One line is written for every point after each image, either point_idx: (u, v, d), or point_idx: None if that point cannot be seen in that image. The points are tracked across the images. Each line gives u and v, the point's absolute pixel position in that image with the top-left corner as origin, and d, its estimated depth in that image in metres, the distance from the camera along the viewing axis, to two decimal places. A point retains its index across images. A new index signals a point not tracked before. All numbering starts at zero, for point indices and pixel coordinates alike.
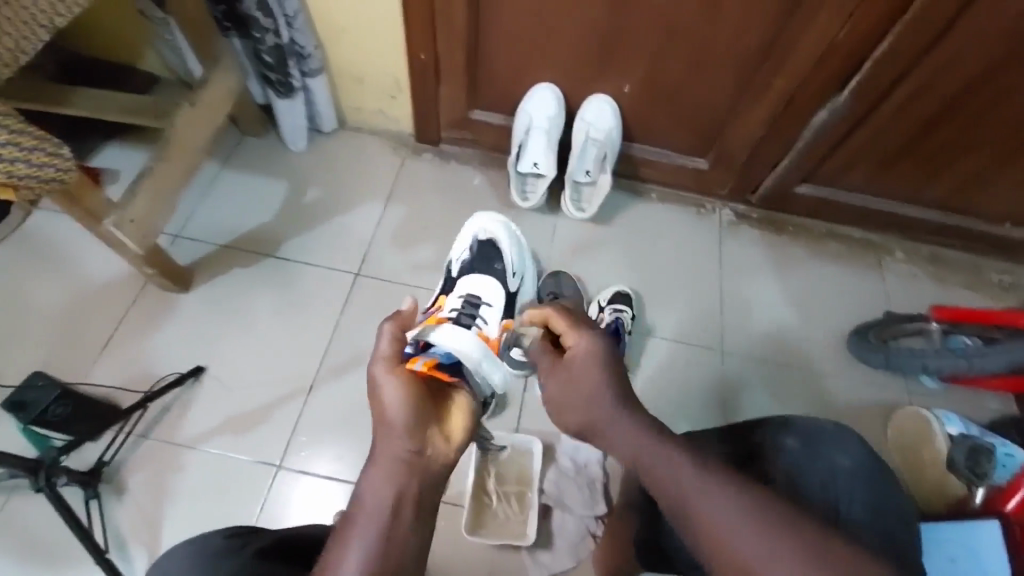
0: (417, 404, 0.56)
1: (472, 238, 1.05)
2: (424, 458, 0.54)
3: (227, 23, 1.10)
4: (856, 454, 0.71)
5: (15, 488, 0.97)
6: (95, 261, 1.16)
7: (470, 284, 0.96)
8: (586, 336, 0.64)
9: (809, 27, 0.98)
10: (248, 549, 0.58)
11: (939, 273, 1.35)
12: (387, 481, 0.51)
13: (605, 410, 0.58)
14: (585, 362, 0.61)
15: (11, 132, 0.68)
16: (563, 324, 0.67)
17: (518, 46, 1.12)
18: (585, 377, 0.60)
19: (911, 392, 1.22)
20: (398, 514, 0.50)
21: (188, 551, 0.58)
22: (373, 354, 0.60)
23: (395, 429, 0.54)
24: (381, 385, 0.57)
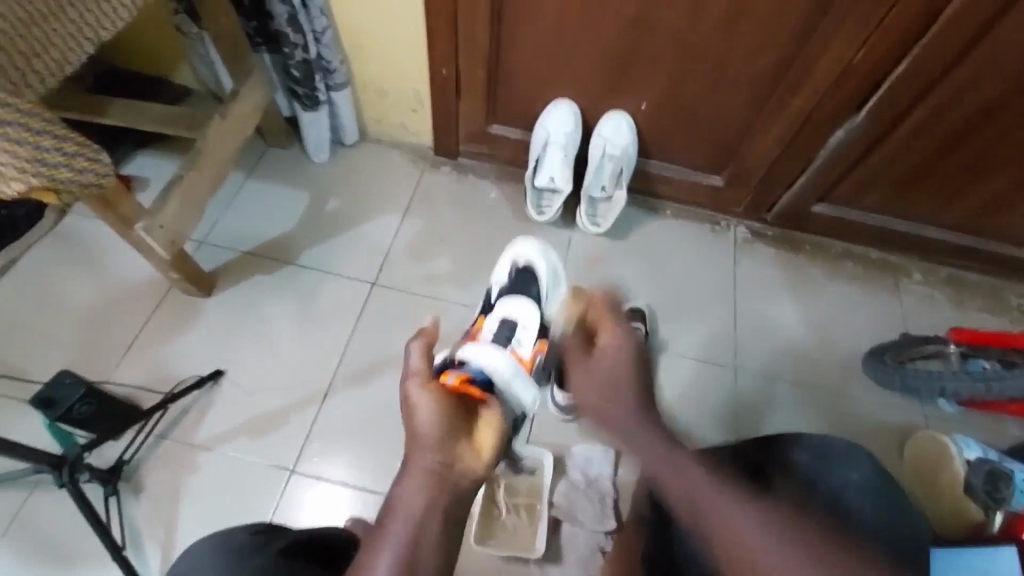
0: (446, 418, 0.56)
1: (510, 263, 1.05)
2: (453, 472, 0.53)
3: (259, 39, 1.15)
4: (871, 474, 0.70)
5: (38, 483, 1.00)
6: (123, 264, 1.20)
7: (506, 306, 0.93)
8: (622, 332, 0.63)
9: (826, 49, 1.00)
10: (272, 546, 0.60)
11: (958, 295, 1.34)
12: (415, 493, 0.51)
13: (624, 410, 0.59)
14: (615, 359, 0.61)
15: (56, 138, 0.71)
16: (598, 315, 0.66)
17: (537, 63, 1.15)
18: (610, 371, 0.60)
19: (927, 416, 1.20)
20: (427, 527, 0.50)
21: (216, 544, 0.59)
22: (404, 370, 0.62)
23: (423, 442, 0.54)
24: (411, 398, 0.58)
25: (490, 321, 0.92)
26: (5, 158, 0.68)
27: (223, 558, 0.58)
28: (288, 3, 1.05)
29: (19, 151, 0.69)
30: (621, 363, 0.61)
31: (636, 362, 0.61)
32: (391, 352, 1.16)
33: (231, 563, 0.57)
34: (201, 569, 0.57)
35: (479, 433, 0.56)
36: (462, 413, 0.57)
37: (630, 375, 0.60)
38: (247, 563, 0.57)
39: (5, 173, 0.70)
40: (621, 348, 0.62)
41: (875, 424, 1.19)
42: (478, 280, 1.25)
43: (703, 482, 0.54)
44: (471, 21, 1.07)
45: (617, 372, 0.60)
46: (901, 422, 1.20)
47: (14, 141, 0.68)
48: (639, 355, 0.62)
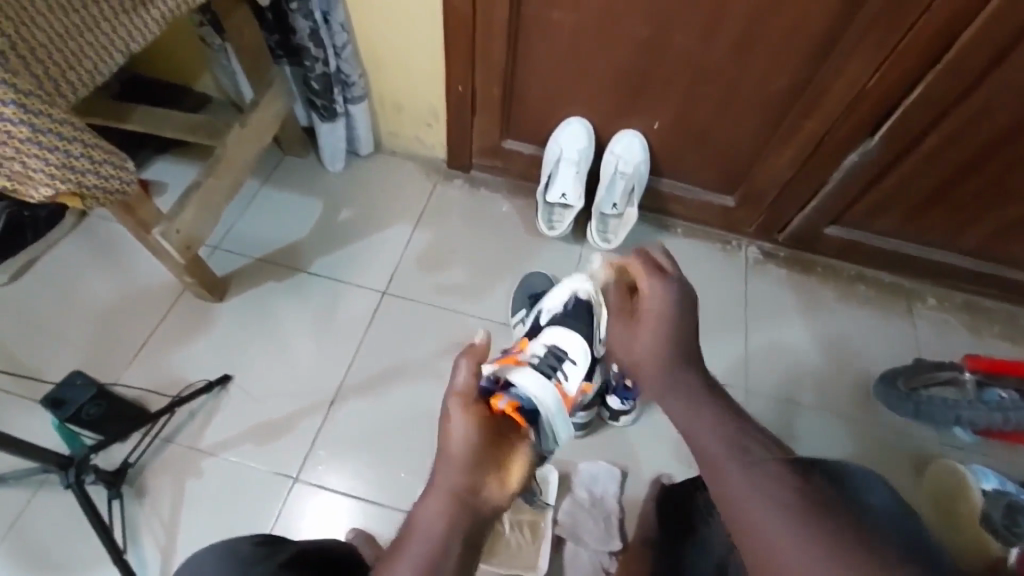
0: (479, 441, 0.56)
1: (569, 295, 1.00)
2: (477, 498, 0.52)
3: (280, 51, 1.18)
4: None
5: (43, 483, 1.00)
6: (138, 268, 1.21)
7: (554, 335, 0.92)
8: (656, 283, 0.68)
9: (840, 74, 1.00)
10: (275, 558, 0.59)
11: (974, 322, 1.32)
12: (437, 512, 0.51)
13: (658, 367, 0.61)
14: (653, 309, 0.66)
15: (86, 146, 0.73)
16: (637, 269, 0.70)
17: (552, 81, 1.16)
18: (643, 321, 0.66)
19: (943, 444, 1.18)
20: (441, 550, 0.49)
21: (217, 556, 0.58)
22: (448, 386, 0.62)
23: (454, 459, 0.54)
24: (450, 417, 0.58)
25: (535, 346, 0.89)
26: (36, 164, 0.70)
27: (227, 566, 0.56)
28: (310, 18, 1.08)
29: (50, 157, 0.70)
30: (658, 313, 0.65)
31: (672, 312, 0.65)
32: (398, 362, 1.17)
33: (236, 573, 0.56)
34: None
35: (508, 463, 0.56)
36: (496, 441, 0.57)
37: (666, 322, 0.64)
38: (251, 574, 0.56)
39: (34, 177, 0.71)
40: (657, 299, 0.66)
41: (887, 451, 1.17)
42: (488, 294, 1.26)
43: (733, 459, 0.51)
44: (488, 39, 1.09)
45: (655, 318, 0.65)
46: (914, 449, 1.17)
47: (46, 147, 0.69)
48: (676, 305, 0.66)
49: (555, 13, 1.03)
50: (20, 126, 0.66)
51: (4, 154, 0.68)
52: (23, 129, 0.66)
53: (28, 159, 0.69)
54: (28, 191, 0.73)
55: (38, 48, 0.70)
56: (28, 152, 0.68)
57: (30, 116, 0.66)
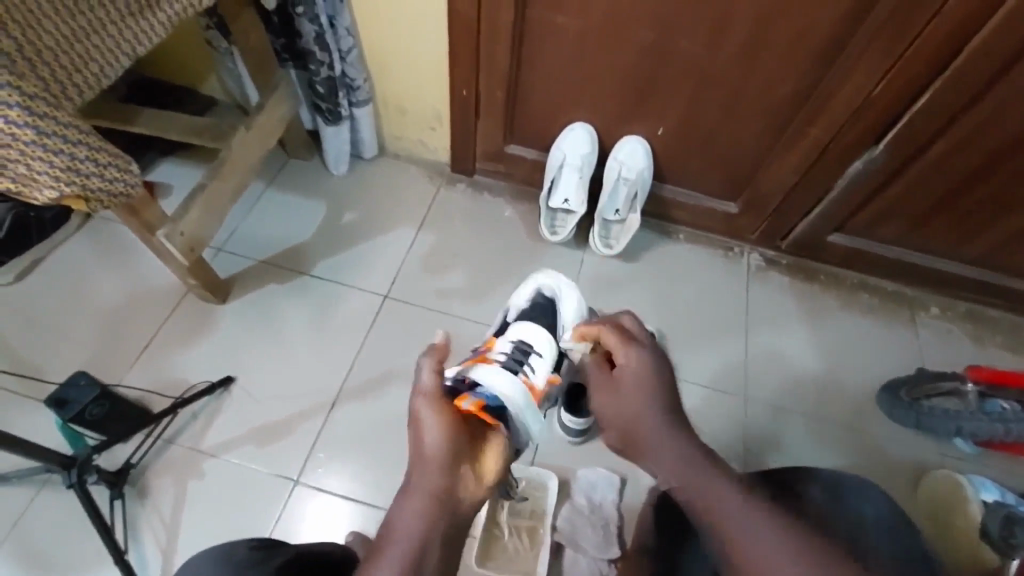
0: (452, 440, 0.56)
1: (534, 290, 1.03)
2: (453, 496, 0.53)
3: (286, 55, 1.19)
4: (881, 509, 0.69)
5: (46, 482, 1.01)
6: (142, 269, 1.22)
7: (520, 330, 0.87)
8: (633, 351, 0.67)
9: (847, 81, 1.00)
10: (270, 562, 0.59)
11: (977, 331, 1.32)
12: (415, 513, 0.51)
13: (650, 424, 0.61)
14: (636, 378, 0.65)
15: (90, 149, 0.74)
16: (614, 340, 0.70)
17: (556, 87, 1.17)
18: (632, 395, 0.64)
19: (944, 455, 1.18)
20: (423, 549, 0.50)
21: (214, 558, 0.58)
22: (414, 387, 0.61)
23: (427, 460, 0.54)
24: (419, 417, 0.58)
25: (503, 343, 0.85)
26: (40, 167, 0.71)
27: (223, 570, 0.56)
28: (316, 22, 1.08)
29: (55, 160, 0.71)
30: (639, 382, 0.64)
31: (654, 379, 0.64)
32: (399, 365, 1.17)
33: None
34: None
35: (481, 458, 0.57)
36: (468, 435, 0.58)
37: (651, 391, 0.63)
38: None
39: (40, 180, 0.72)
40: (637, 367, 0.66)
41: (888, 460, 1.17)
42: (489, 298, 1.26)
43: (737, 506, 0.53)
44: (493, 44, 1.10)
45: (640, 389, 0.64)
46: (916, 459, 1.17)
47: (51, 150, 0.70)
48: (658, 374, 0.65)
49: (560, 18, 1.03)
50: (25, 129, 0.67)
51: (9, 157, 0.68)
52: (27, 132, 0.67)
53: (32, 162, 0.70)
54: (33, 194, 0.74)
55: (45, 51, 0.71)
56: (32, 155, 0.69)
57: (34, 119, 0.67)
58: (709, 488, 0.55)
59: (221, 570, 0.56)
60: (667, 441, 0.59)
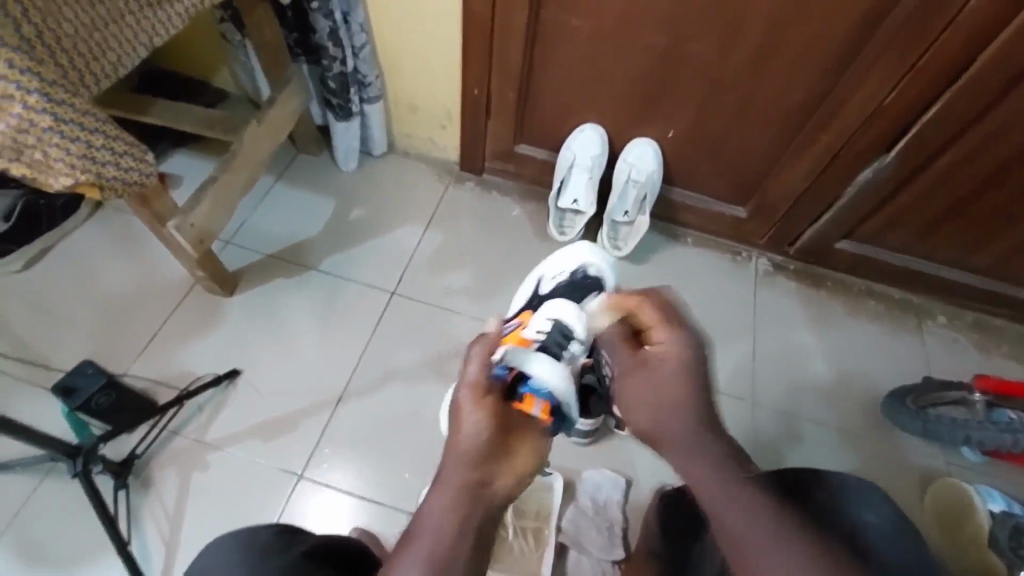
0: (489, 435, 0.55)
1: (578, 266, 1.03)
2: (485, 492, 0.53)
3: (298, 50, 1.19)
4: (884, 515, 0.68)
5: (50, 470, 1.00)
6: (150, 260, 1.22)
7: (555, 307, 0.82)
8: (673, 332, 0.64)
9: (858, 88, 1.00)
10: (294, 548, 0.61)
11: (984, 341, 1.31)
12: (444, 510, 0.51)
13: (680, 422, 0.61)
14: (671, 369, 0.63)
15: (107, 137, 0.74)
16: (651, 319, 0.66)
17: (568, 87, 1.17)
18: (664, 388, 0.62)
19: (950, 464, 1.17)
20: (450, 544, 0.50)
21: (240, 542, 0.61)
22: (459, 378, 0.61)
23: (464, 454, 0.54)
24: (459, 409, 0.58)
25: (539, 319, 0.82)
26: (57, 154, 0.71)
27: (247, 555, 0.59)
28: (330, 18, 1.08)
29: (72, 148, 0.71)
30: (677, 371, 0.62)
31: (690, 369, 0.62)
32: (405, 362, 1.17)
33: (254, 561, 0.59)
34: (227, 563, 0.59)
35: (520, 454, 0.56)
36: (510, 429, 0.56)
37: (687, 386, 0.62)
38: (271, 560, 0.58)
39: (55, 167, 0.72)
40: (677, 352, 0.63)
41: (893, 468, 1.16)
42: (496, 297, 1.26)
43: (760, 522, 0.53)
44: (506, 44, 1.10)
45: (674, 382, 0.62)
46: (921, 467, 1.17)
47: (68, 137, 0.70)
48: (694, 368, 0.63)
49: (573, 19, 1.04)
50: (43, 116, 0.67)
51: (27, 143, 0.68)
52: (46, 118, 0.67)
53: (49, 148, 0.70)
54: (49, 181, 0.74)
55: (64, 39, 0.71)
56: (50, 141, 0.69)
57: (53, 106, 0.67)
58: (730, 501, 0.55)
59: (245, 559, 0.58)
60: (695, 446, 0.60)
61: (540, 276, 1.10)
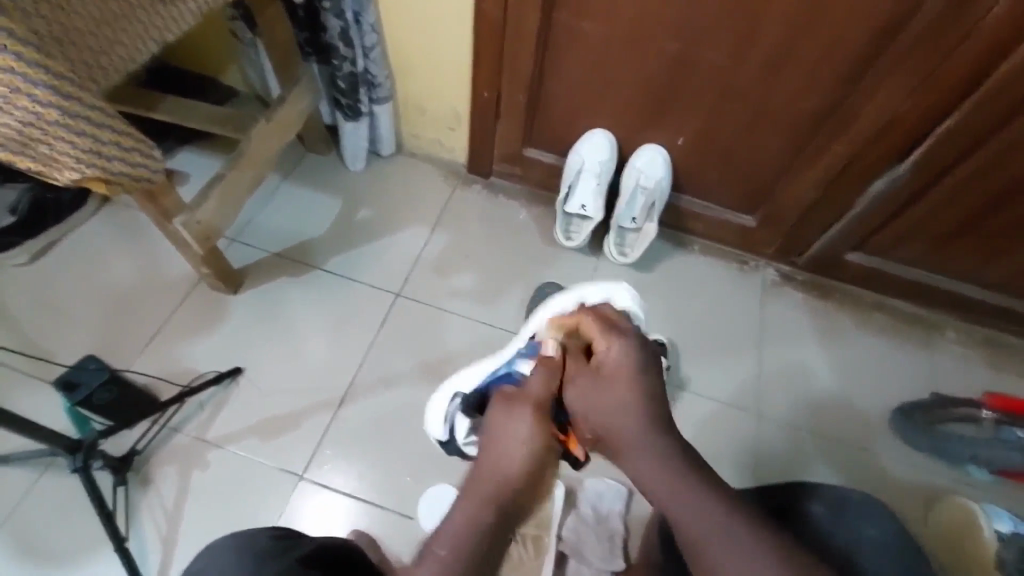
0: (531, 453, 0.60)
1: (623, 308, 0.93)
2: (514, 508, 0.56)
3: (309, 49, 1.17)
4: (884, 527, 0.68)
5: (50, 464, 1.00)
6: (157, 255, 1.22)
7: None
8: (619, 341, 0.67)
9: (873, 100, 0.99)
10: (289, 553, 0.60)
11: (995, 359, 1.30)
12: (473, 513, 0.54)
13: (626, 422, 0.61)
14: (617, 373, 0.64)
15: (116, 133, 0.74)
16: (596, 330, 0.69)
17: (577, 92, 1.16)
18: (612, 390, 0.63)
19: (957, 482, 1.16)
20: (475, 551, 0.52)
21: (238, 547, 0.61)
22: (525, 394, 0.65)
23: (506, 467, 0.58)
24: (513, 419, 0.62)
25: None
26: (64, 147, 0.70)
27: (244, 556, 0.59)
28: (341, 18, 1.08)
29: (79, 142, 0.71)
30: (625, 371, 0.64)
31: (633, 370, 0.64)
32: (409, 364, 1.16)
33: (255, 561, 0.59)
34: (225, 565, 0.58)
35: (544, 478, 0.62)
36: (546, 454, 0.61)
37: (632, 387, 0.63)
38: (267, 567, 0.57)
39: (62, 161, 0.72)
40: (620, 357, 0.65)
41: (900, 484, 1.15)
42: (500, 302, 1.25)
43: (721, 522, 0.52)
44: (517, 47, 1.09)
45: (619, 383, 0.63)
46: (928, 484, 1.15)
47: (75, 131, 0.69)
48: (637, 370, 0.64)
49: (585, 25, 1.03)
50: (50, 109, 0.66)
51: (34, 136, 0.68)
52: (52, 111, 0.67)
53: (56, 141, 0.69)
54: (55, 175, 0.74)
55: (74, 33, 0.70)
56: (56, 134, 0.69)
57: (60, 99, 0.66)
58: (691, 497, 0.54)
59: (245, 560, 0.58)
60: (646, 447, 0.59)
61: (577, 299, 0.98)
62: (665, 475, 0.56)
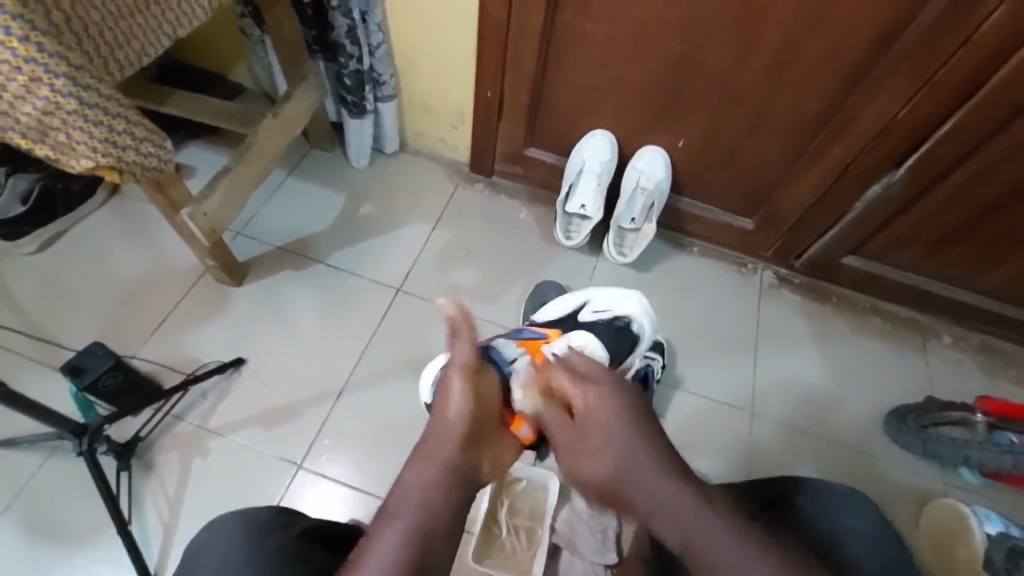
0: (472, 419, 0.65)
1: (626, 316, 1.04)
2: (466, 468, 0.62)
3: (316, 47, 1.21)
4: (867, 519, 0.69)
5: (55, 448, 1.02)
6: (163, 245, 1.24)
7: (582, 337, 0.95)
8: (593, 388, 0.66)
9: (869, 104, 1.00)
10: (291, 529, 0.64)
11: (989, 363, 1.31)
12: (427, 480, 0.59)
13: (640, 469, 0.60)
14: (608, 424, 0.63)
15: (129, 123, 0.75)
16: (565, 382, 0.68)
17: (580, 93, 1.18)
18: (613, 440, 0.63)
19: (948, 484, 1.17)
20: (435, 506, 0.58)
21: (240, 519, 0.63)
22: (449, 359, 0.68)
23: (453, 429, 0.63)
24: (451, 387, 0.66)
25: (562, 342, 0.93)
26: (80, 137, 0.72)
27: (247, 526, 0.62)
28: (348, 16, 1.10)
29: (94, 131, 0.72)
30: (609, 428, 0.63)
31: (619, 411, 0.64)
32: (408, 359, 1.18)
33: (255, 536, 0.61)
34: (228, 539, 0.60)
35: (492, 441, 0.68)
36: (483, 412, 0.67)
37: (626, 430, 0.63)
38: (268, 540, 0.61)
39: (78, 150, 0.73)
40: (603, 405, 0.65)
41: (891, 486, 1.16)
42: (499, 299, 1.27)
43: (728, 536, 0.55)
44: (519, 48, 1.11)
45: (612, 431, 0.63)
46: (920, 486, 1.16)
47: (91, 121, 0.71)
48: (626, 407, 0.65)
49: (588, 26, 1.05)
50: (69, 99, 0.68)
51: (51, 125, 0.70)
52: (71, 102, 0.68)
53: (72, 131, 0.71)
54: (71, 163, 0.76)
55: (93, 27, 0.72)
56: (73, 123, 0.70)
57: (78, 90, 0.68)
58: (666, 492, 0.59)
59: (248, 533, 0.61)
60: (663, 482, 0.59)
61: (586, 299, 1.08)
62: (692, 519, 0.57)
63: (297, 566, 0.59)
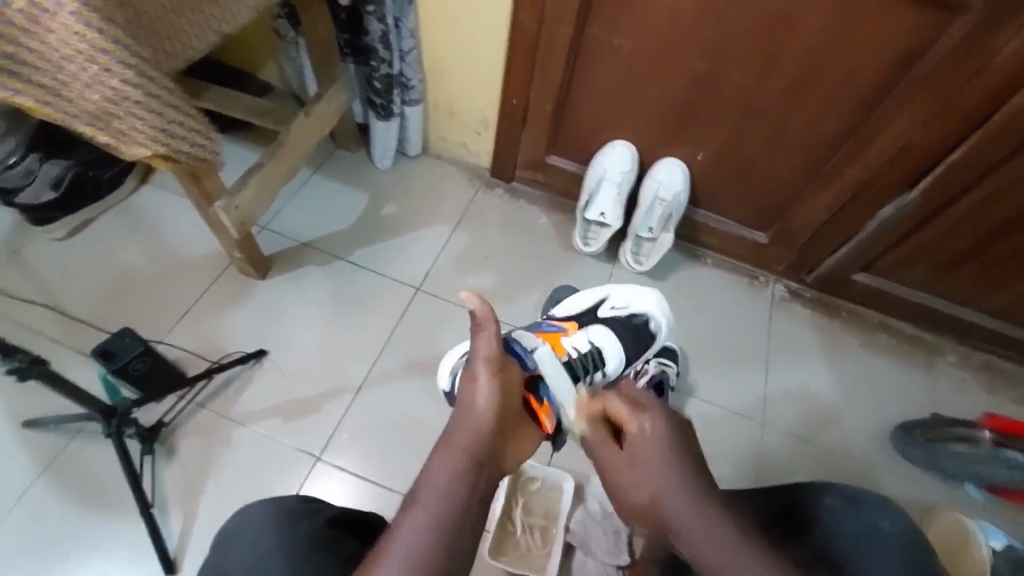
0: (499, 409, 0.66)
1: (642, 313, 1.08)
2: (491, 461, 0.61)
3: (347, 49, 1.24)
4: (897, 521, 0.71)
5: (79, 431, 1.04)
6: (190, 236, 1.26)
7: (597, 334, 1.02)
8: (646, 417, 0.67)
9: (886, 126, 1.03)
10: (317, 515, 0.66)
11: (995, 383, 1.33)
12: (454, 468, 0.58)
13: (669, 492, 0.60)
14: (649, 450, 0.64)
15: (184, 114, 0.79)
16: (619, 410, 0.70)
17: (603, 105, 1.21)
18: (651, 463, 0.63)
19: (954, 500, 1.18)
20: (462, 496, 0.56)
21: (272, 506, 0.65)
22: (474, 352, 0.70)
23: (479, 420, 0.64)
24: (478, 380, 0.68)
25: (579, 336, 0.99)
26: (139, 125, 0.75)
27: (278, 514, 0.64)
28: (383, 22, 1.14)
29: (153, 120, 0.75)
30: (654, 448, 0.64)
31: (666, 440, 0.64)
32: (426, 356, 1.20)
33: (286, 522, 0.63)
34: (260, 518, 0.63)
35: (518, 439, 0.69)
36: (506, 408, 0.68)
37: (666, 458, 0.62)
38: (298, 528, 0.62)
39: (135, 138, 0.76)
40: (652, 433, 0.65)
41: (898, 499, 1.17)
42: (516, 302, 1.29)
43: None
44: (547, 58, 1.15)
45: (652, 458, 0.63)
46: (926, 500, 1.18)
47: (150, 110, 0.74)
48: (674, 441, 0.64)
49: (616, 40, 1.08)
50: (133, 89, 0.71)
51: (114, 113, 0.73)
52: (135, 92, 0.72)
53: (133, 119, 0.74)
54: (125, 151, 0.78)
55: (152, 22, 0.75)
56: (135, 112, 0.74)
57: (144, 82, 0.72)
58: (694, 522, 0.57)
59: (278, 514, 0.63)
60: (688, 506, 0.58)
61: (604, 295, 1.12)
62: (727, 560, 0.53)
63: (324, 552, 0.60)
